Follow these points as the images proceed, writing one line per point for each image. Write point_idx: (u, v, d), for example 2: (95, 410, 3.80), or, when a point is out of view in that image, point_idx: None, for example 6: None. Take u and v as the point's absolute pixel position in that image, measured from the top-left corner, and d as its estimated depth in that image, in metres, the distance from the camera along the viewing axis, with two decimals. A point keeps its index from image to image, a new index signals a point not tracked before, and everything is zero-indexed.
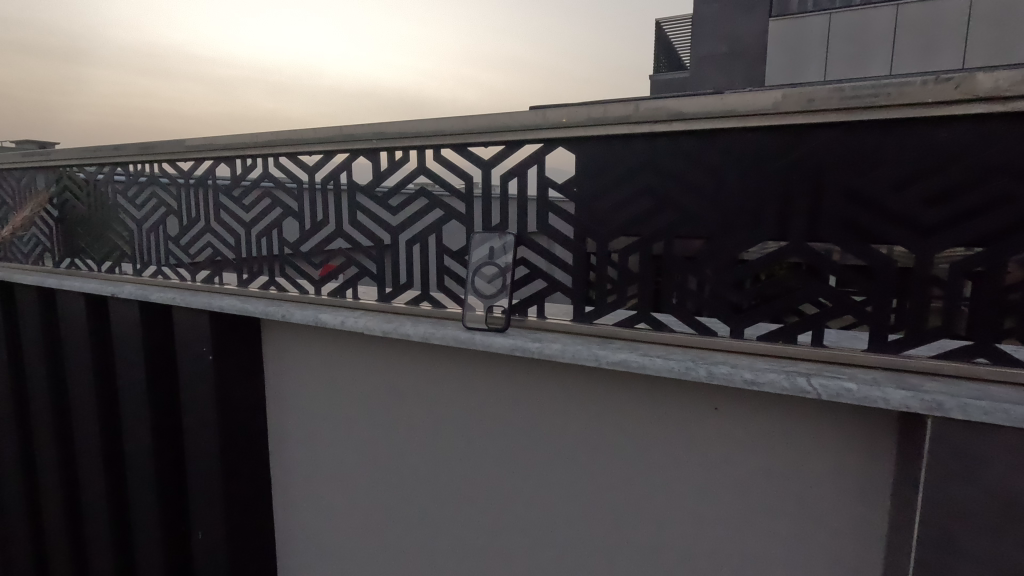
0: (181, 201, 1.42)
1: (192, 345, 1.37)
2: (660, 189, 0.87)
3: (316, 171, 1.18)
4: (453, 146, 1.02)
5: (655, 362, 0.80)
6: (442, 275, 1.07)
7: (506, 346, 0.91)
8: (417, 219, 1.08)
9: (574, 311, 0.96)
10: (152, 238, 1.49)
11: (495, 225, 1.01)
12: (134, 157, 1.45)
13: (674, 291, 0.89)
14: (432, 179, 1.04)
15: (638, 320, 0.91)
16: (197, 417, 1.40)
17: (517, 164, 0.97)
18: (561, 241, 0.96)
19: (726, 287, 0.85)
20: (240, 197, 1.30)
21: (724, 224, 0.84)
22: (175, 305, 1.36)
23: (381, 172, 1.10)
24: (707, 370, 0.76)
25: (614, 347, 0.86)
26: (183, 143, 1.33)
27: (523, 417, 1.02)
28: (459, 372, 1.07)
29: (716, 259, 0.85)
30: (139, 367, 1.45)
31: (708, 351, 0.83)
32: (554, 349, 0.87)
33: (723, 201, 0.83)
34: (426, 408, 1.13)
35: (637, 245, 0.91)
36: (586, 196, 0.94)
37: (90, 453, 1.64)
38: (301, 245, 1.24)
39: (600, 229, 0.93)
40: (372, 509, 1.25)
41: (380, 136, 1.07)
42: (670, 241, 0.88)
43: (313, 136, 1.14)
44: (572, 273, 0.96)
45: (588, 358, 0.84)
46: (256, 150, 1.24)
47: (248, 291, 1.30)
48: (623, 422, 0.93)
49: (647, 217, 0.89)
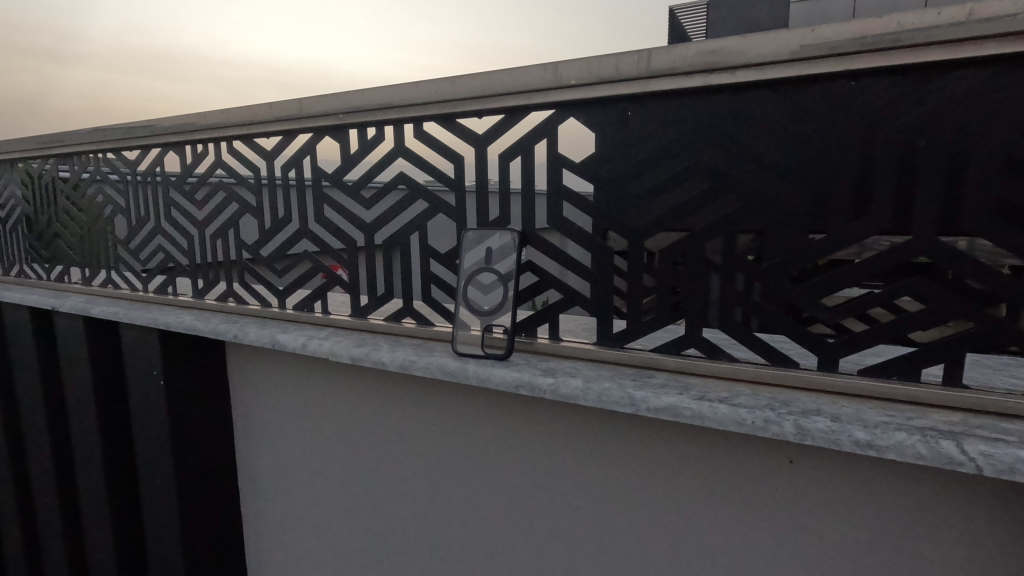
0: (131, 199, 1.21)
1: (142, 367, 1.16)
2: (716, 167, 0.63)
3: (275, 157, 0.95)
4: (437, 118, 0.79)
5: (717, 411, 0.56)
6: (427, 284, 0.84)
7: (507, 382, 0.68)
8: (396, 214, 0.85)
9: (599, 331, 0.73)
10: (102, 242, 1.28)
11: (493, 220, 0.78)
12: (77, 148, 1.24)
13: (735, 305, 0.65)
14: (413, 163, 0.82)
15: (685, 344, 0.68)
16: (150, 450, 1.19)
17: (520, 139, 0.74)
18: (579, 240, 0.72)
19: (812, 300, 0.61)
20: (192, 191, 1.09)
21: (810, 213, 0.60)
22: (119, 321, 1.15)
23: (350, 156, 0.87)
24: (796, 425, 0.52)
25: (656, 386, 0.62)
26: (125, 127, 1.11)
27: (535, 467, 0.79)
28: (452, 406, 0.85)
29: (797, 263, 0.61)
30: (87, 391, 1.25)
31: (790, 392, 0.59)
32: (572, 388, 0.64)
33: (809, 180, 0.59)
34: (414, 450, 0.90)
35: (683, 244, 0.67)
36: (611, 178, 0.69)
37: (43, 484, 1.44)
38: (260, 248, 1.02)
39: (631, 222, 0.69)
40: (352, 565, 1.03)
41: (346, 109, 0.84)
42: (730, 238, 0.64)
43: (267, 113, 0.92)
44: (594, 281, 0.72)
45: (622, 402, 0.61)
46: (205, 133, 1.02)
47: (205, 303, 1.09)
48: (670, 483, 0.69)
49: (698, 206, 0.65)
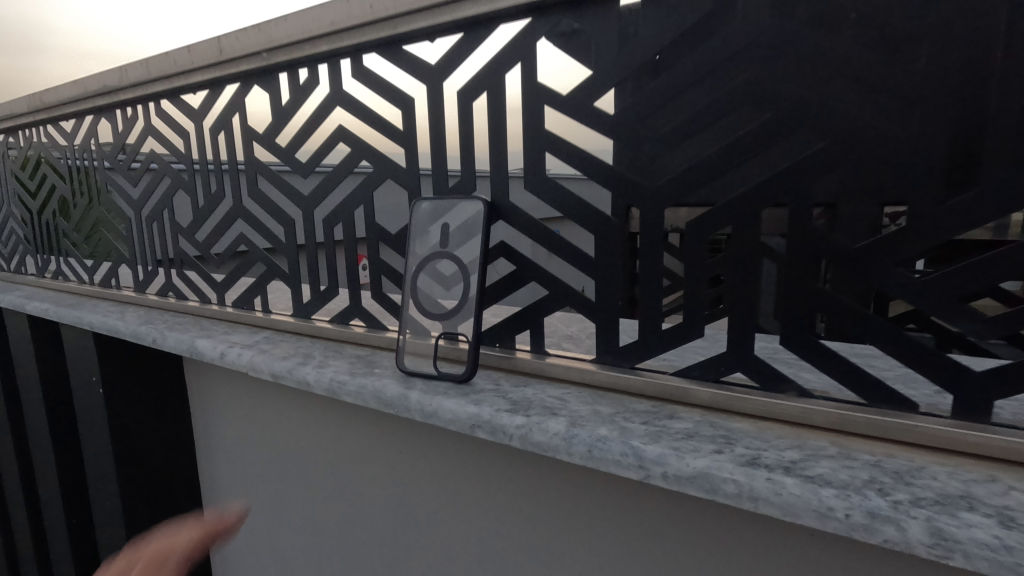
0: (72, 176, 1.04)
1: (83, 372, 1.00)
2: (777, 84, 0.39)
3: (203, 117, 0.76)
4: (379, 48, 0.57)
5: (780, 492, 0.33)
6: (376, 276, 0.64)
7: (459, 418, 0.47)
8: (336, 182, 0.65)
9: (600, 343, 0.50)
10: (51, 228, 1.13)
11: (452, 187, 0.56)
12: (18, 120, 1.08)
13: (811, 309, 0.41)
14: (352, 112, 0.61)
15: (727, 368, 0.44)
16: (96, 468, 1.03)
17: (485, 67, 0.51)
18: (570, 211, 0.50)
19: (944, 305, 0.37)
20: (124, 164, 0.91)
21: (947, 155, 0.35)
22: (55, 319, 0.99)
23: (281, 109, 0.67)
24: (929, 529, 0.29)
25: (680, 436, 0.40)
26: (57, 92, 0.95)
27: (515, 533, 0.58)
28: (413, 438, 0.64)
29: (917, 241, 0.37)
30: (38, 398, 1.10)
31: (907, 457, 0.36)
32: (549, 435, 0.42)
33: (945, 100, 0.35)
34: (374, 487, 0.71)
35: (726, 213, 0.43)
36: (615, 117, 0.46)
37: (10, 493, 1.31)
38: (196, 232, 0.83)
39: (645, 182, 0.46)
40: None
41: (270, 45, 0.64)
42: (802, 201, 0.40)
43: (187, 59, 0.72)
44: (591, 272, 0.49)
45: (623, 463, 0.39)
46: (131, 93, 0.84)
47: (144, 299, 0.92)
48: None
49: (751, 152, 0.41)
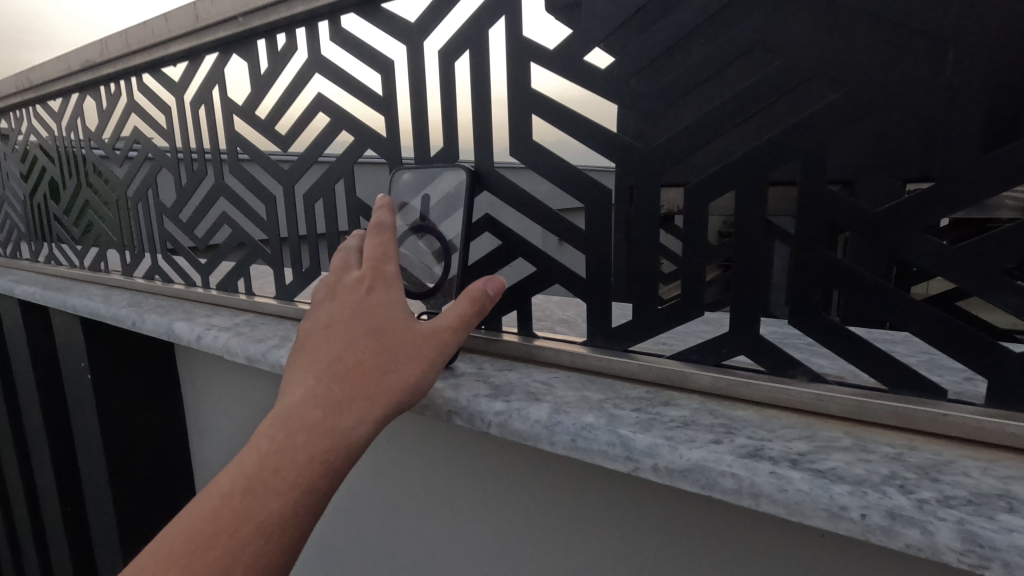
0: (60, 158, 1.02)
1: (72, 357, 0.98)
2: (787, 29, 0.35)
3: (183, 91, 0.73)
4: (356, 8, 0.53)
5: (785, 488, 0.29)
6: None
7: (436, 404, 0.43)
8: (316, 155, 0.61)
9: (591, 324, 0.46)
10: (43, 212, 1.11)
11: (433, 157, 0.52)
12: (6, 101, 1.06)
13: (824, 284, 0.36)
14: (330, 79, 0.57)
15: (730, 351, 0.40)
16: (86, 456, 1.01)
17: (466, 23, 0.47)
18: (559, 180, 0.45)
19: (977, 278, 0.32)
20: (108, 143, 0.88)
21: (983, 103, 0.31)
22: (42, 304, 0.97)
23: (260, 79, 0.63)
24: (960, 533, 0.25)
25: (675, 425, 0.35)
26: (41, 70, 0.92)
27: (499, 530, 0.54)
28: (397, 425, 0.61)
29: (947, 203, 0.32)
30: (30, 384, 1.09)
31: (933, 451, 0.31)
32: (530, 423, 0.38)
33: (982, 39, 0.30)
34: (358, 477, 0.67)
35: (729, 177, 0.39)
36: (607, 74, 0.42)
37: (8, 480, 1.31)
38: (180, 212, 0.80)
39: (639, 146, 0.42)
40: None
41: (245, 9, 0.60)
42: (815, 161, 0.35)
43: (165, 28, 0.69)
44: (581, 247, 0.45)
45: (610, 454, 0.35)
46: (112, 68, 0.81)
47: (130, 282, 0.89)
48: None
49: (757, 108, 0.36)
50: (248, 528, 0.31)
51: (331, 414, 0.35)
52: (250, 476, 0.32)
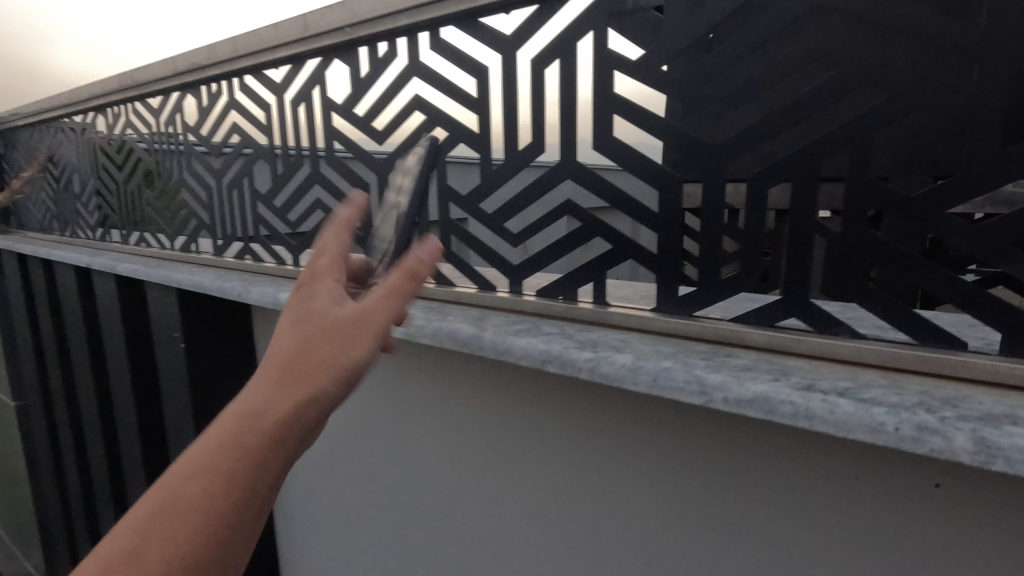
0: (156, 149, 1.13)
1: (166, 328, 1.09)
2: (840, 47, 0.43)
3: (285, 91, 0.83)
4: (456, 21, 0.62)
5: (835, 410, 0.37)
6: (447, 234, 0.69)
7: (532, 355, 0.52)
8: (409, 148, 0.70)
9: (660, 292, 0.54)
10: (136, 199, 1.23)
11: (521, 150, 0.61)
12: (108, 98, 1.18)
13: (865, 255, 0.44)
14: (428, 82, 0.66)
15: (782, 314, 0.48)
16: (174, 418, 1.12)
17: (558, 36, 0.56)
18: (634, 169, 0.54)
19: (995, 247, 0.39)
20: (207, 137, 0.99)
21: (1003, 106, 0.38)
22: (141, 279, 1.08)
23: (360, 81, 0.73)
24: (975, 438, 0.32)
25: (739, 368, 0.43)
26: (148, 70, 1.04)
27: (575, 471, 0.63)
28: (477, 385, 0.70)
29: (971, 188, 0.40)
30: (122, 352, 1.21)
31: (954, 387, 0.39)
32: (618, 367, 0.46)
33: (1003, 58, 0.37)
34: (435, 431, 0.77)
35: (784, 168, 0.47)
36: (683, 80, 0.50)
37: (92, 443, 1.44)
38: (274, 198, 0.90)
39: (707, 141, 0.49)
40: (362, 552, 0.92)
41: (352, 20, 0.69)
42: (860, 154, 0.43)
43: (274, 35, 0.79)
44: (653, 226, 0.53)
45: (686, 390, 0.43)
46: (218, 70, 0.91)
47: (222, 261, 1.00)
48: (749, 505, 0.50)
49: (813, 111, 0.44)
50: (172, 545, 0.29)
51: (259, 413, 0.33)
52: (174, 485, 0.31)
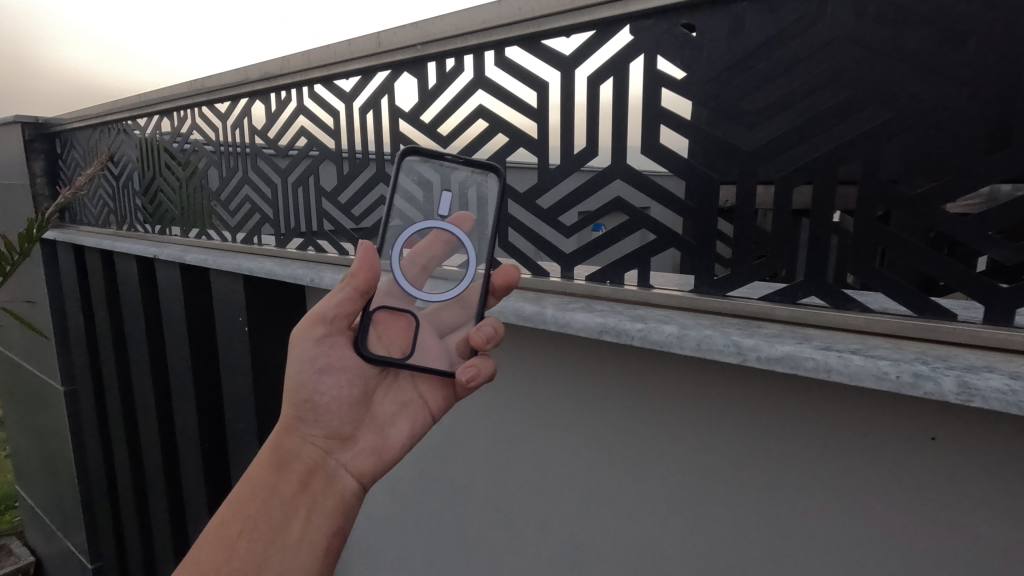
0: (220, 150, 1.24)
1: (228, 313, 1.19)
2: (856, 72, 0.52)
3: (354, 99, 0.93)
4: (520, 42, 0.72)
5: (848, 363, 0.46)
6: (505, 227, 0.79)
7: (590, 326, 0.61)
8: (472, 151, 0.80)
9: (697, 276, 0.64)
10: (198, 195, 1.34)
11: (576, 154, 0.70)
12: (177, 103, 1.29)
13: (874, 243, 0.53)
14: (492, 94, 0.76)
15: (803, 292, 0.57)
16: (233, 395, 1.22)
17: (614, 58, 0.65)
18: (677, 171, 0.63)
19: (979, 235, 0.49)
20: (274, 139, 1.09)
21: (986, 122, 0.47)
22: (208, 268, 1.19)
23: (428, 92, 0.82)
24: (959, 382, 0.42)
25: (768, 335, 0.53)
26: (220, 78, 1.14)
27: (618, 432, 0.72)
28: (530, 359, 0.80)
29: (961, 188, 0.49)
30: (183, 336, 1.31)
31: (945, 349, 0.48)
32: (666, 335, 0.56)
33: (988, 84, 0.46)
34: (487, 402, 0.86)
35: (806, 171, 0.56)
36: (721, 96, 0.59)
37: (146, 422, 1.54)
38: (338, 195, 1.00)
39: (741, 148, 0.59)
40: (411, 515, 1.01)
41: (424, 39, 0.79)
42: (871, 159, 0.52)
43: (347, 50, 0.89)
44: (692, 219, 0.63)
45: (725, 351, 0.52)
46: (289, 79, 1.02)
47: (284, 252, 1.10)
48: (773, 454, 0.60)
49: (832, 123, 0.53)
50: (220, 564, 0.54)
51: None
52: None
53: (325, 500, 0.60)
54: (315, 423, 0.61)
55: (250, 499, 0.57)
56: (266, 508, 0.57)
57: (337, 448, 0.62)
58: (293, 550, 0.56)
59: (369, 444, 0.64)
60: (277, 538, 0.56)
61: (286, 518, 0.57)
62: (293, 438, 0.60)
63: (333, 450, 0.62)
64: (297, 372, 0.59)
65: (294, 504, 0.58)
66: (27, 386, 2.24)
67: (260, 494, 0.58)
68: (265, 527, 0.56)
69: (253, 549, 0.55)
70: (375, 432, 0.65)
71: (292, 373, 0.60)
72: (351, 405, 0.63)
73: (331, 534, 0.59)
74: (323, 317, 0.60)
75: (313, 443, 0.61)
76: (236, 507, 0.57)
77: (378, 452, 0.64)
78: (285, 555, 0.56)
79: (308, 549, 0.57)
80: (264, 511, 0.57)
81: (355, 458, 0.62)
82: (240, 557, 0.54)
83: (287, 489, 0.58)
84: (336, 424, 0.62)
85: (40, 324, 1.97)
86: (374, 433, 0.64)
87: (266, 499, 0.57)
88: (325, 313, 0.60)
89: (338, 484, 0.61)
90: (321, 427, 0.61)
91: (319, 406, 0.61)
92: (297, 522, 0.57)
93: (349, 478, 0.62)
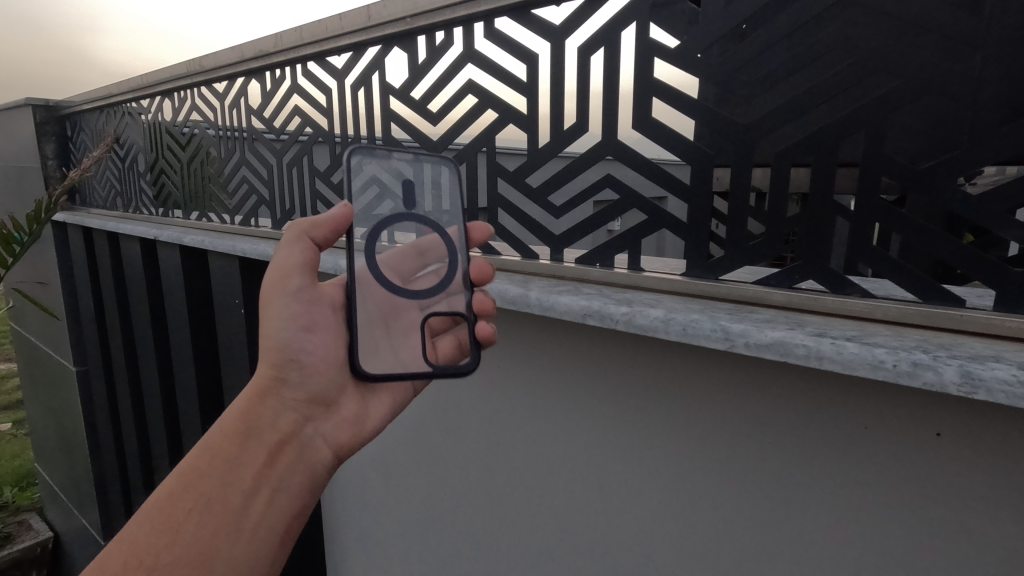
0: (219, 132, 1.23)
1: (226, 294, 1.19)
2: (862, 38, 0.48)
3: (346, 76, 0.91)
4: (510, 13, 0.69)
5: (842, 351, 0.43)
6: (495, 208, 0.76)
7: (574, 309, 0.59)
8: (461, 129, 0.77)
9: (689, 259, 0.60)
10: (197, 176, 1.33)
11: (566, 129, 0.67)
12: (178, 83, 1.29)
13: (878, 223, 0.50)
14: (482, 68, 0.73)
15: (801, 278, 0.54)
16: (231, 376, 1.22)
17: (606, 28, 0.62)
18: (668, 149, 0.60)
19: (993, 215, 0.45)
20: (268, 119, 1.07)
21: (1004, 89, 0.43)
22: (205, 249, 1.18)
23: (418, 67, 0.80)
24: (961, 371, 0.38)
25: (761, 320, 0.49)
26: (217, 57, 1.13)
27: (608, 420, 0.70)
28: (519, 344, 0.78)
29: (972, 165, 0.45)
30: (184, 318, 1.32)
31: (950, 337, 0.44)
32: (651, 318, 0.53)
33: (1004, 48, 0.42)
34: (476, 388, 0.84)
35: (806, 147, 0.52)
36: (718, 67, 0.56)
37: (151, 402, 1.56)
38: (331, 174, 0.98)
39: (737, 123, 0.55)
40: (403, 500, 1.00)
41: (414, 11, 0.76)
42: (875, 133, 0.48)
43: (338, 24, 0.86)
44: (685, 199, 0.59)
45: (712, 337, 0.49)
46: (283, 56, 1.00)
47: (278, 233, 1.08)
48: (764, 444, 0.58)
49: (832, 95, 0.50)
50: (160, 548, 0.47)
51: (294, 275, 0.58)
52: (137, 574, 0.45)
53: (295, 474, 0.56)
54: (297, 384, 0.58)
55: (206, 470, 0.52)
56: (224, 484, 0.51)
57: (316, 416, 0.59)
58: (251, 533, 0.51)
59: (350, 414, 0.61)
60: (235, 520, 0.50)
61: (247, 498, 0.52)
62: (270, 403, 0.56)
63: (311, 417, 0.58)
64: (281, 325, 0.57)
65: (257, 480, 0.53)
66: (43, 366, 2.29)
67: (219, 469, 0.52)
68: (220, 507, 0.50)
69: (203, 532, 0.49)
70: (357, 400, 0.63)
71: (283, 321, 0.57)
72: (338, 368, 0.61)
73: (294, 516, 0.55)
74: (292, 268, 0.59)
75: (292, 410, 0.57)
76: (187, 480, 0.51)
77: (359, 422, 0.62)
78: (240, 538, 0.50)
79: (270, 531, 0.52)
80: (221, 487, 0.51)
81: (335, 428, 0.60)
82: (188, 540, 0.48)
83: (252, 462, 0.53)
84: (321, 387, 0.59)
85: (53, 305, 2.00)
86: (356, 402, 0.63)
87: (226, 473, 0.52)
88: (294, 265, 0.59)
89: (312, 453, 0.58)
90: (305, 390, 0.58)
91: (305, 365, 0.58)
92: (258, 503, 0.52)
93: (323, 449, 0.59)
